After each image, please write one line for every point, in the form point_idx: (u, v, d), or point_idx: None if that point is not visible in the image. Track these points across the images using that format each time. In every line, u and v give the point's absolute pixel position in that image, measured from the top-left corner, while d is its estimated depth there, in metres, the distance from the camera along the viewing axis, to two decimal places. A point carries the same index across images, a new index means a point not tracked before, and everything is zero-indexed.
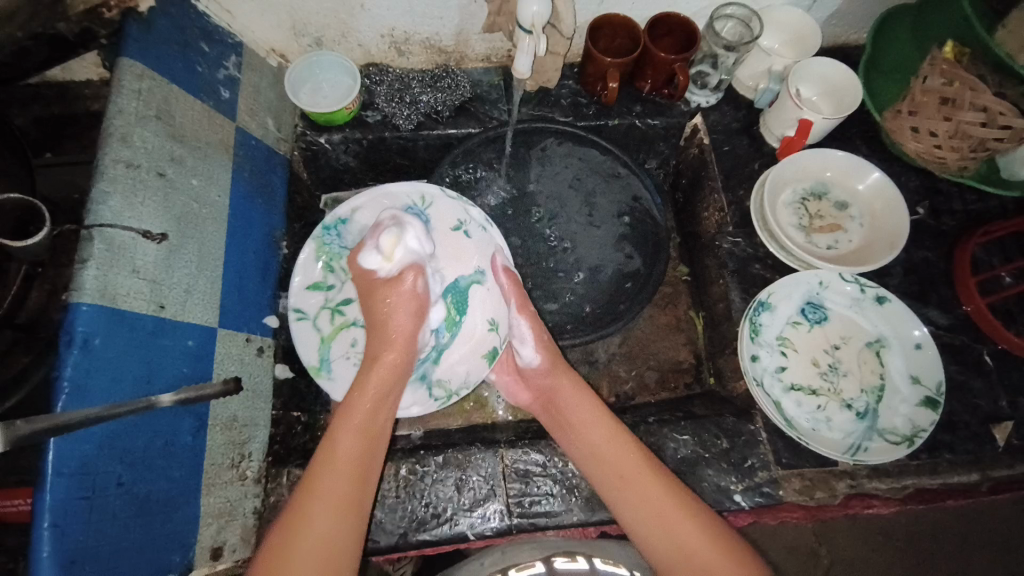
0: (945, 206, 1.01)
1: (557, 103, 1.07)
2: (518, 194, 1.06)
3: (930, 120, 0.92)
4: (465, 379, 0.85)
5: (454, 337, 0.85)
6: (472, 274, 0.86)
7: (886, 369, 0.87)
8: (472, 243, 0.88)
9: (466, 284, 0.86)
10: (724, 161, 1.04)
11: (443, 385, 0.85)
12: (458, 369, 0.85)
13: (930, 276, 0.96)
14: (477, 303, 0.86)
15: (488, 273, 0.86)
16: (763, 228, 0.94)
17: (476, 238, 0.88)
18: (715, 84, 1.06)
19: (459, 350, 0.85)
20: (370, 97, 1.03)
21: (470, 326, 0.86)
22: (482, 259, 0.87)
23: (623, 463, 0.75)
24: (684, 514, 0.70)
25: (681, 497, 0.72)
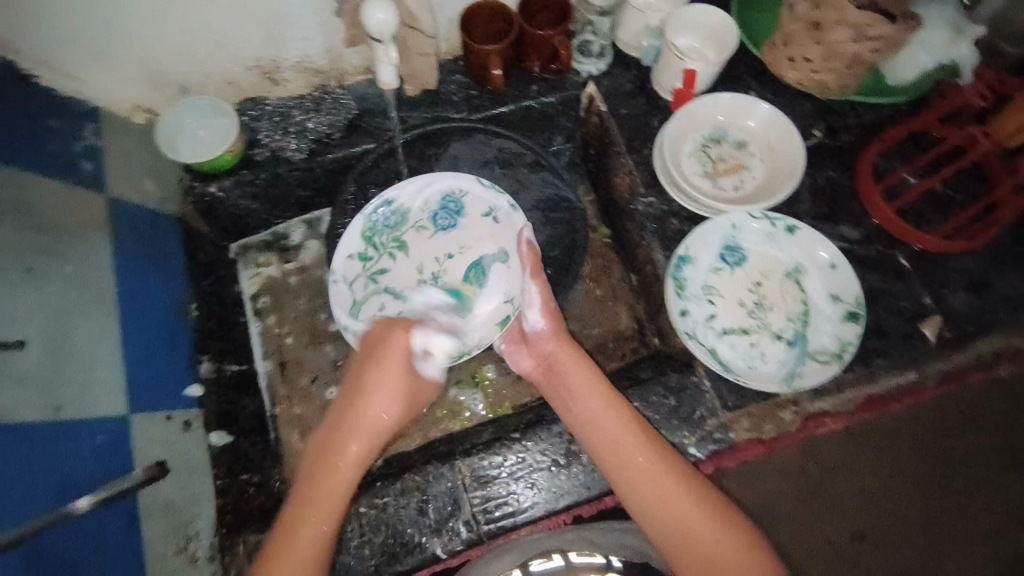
0: (841, 123, 1.02)
1: (447, 101, 1.05)
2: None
3: (803, 47, 0.93)
4: (478, 341, 0.88)
5: (474, 301, 0.91)
6: (496, 254, 0.94)
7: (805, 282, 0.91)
8: (500, 228, 0.95)
9: (488, 263, 0.93)
10: (625, 124, 1.04)
11: (456, 343, 0.87)
12: (473, 333, 0.89)
13: (838, 195, 0.98)
14: (496, 281, 0.92)
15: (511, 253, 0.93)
16: (667, 181, 0.96)
17: (504, 224, 0.95)
18: (598, 50, 1.06)
19: (479, 316, 0.90)
20: (252, 134, 0.99)
21: (493, 294, 0.92)
22: (508, 242, 0.94)
23: (620, 434, 0.75)
24: (671, 483, 0.71)
25: (666, 461, 0.73)
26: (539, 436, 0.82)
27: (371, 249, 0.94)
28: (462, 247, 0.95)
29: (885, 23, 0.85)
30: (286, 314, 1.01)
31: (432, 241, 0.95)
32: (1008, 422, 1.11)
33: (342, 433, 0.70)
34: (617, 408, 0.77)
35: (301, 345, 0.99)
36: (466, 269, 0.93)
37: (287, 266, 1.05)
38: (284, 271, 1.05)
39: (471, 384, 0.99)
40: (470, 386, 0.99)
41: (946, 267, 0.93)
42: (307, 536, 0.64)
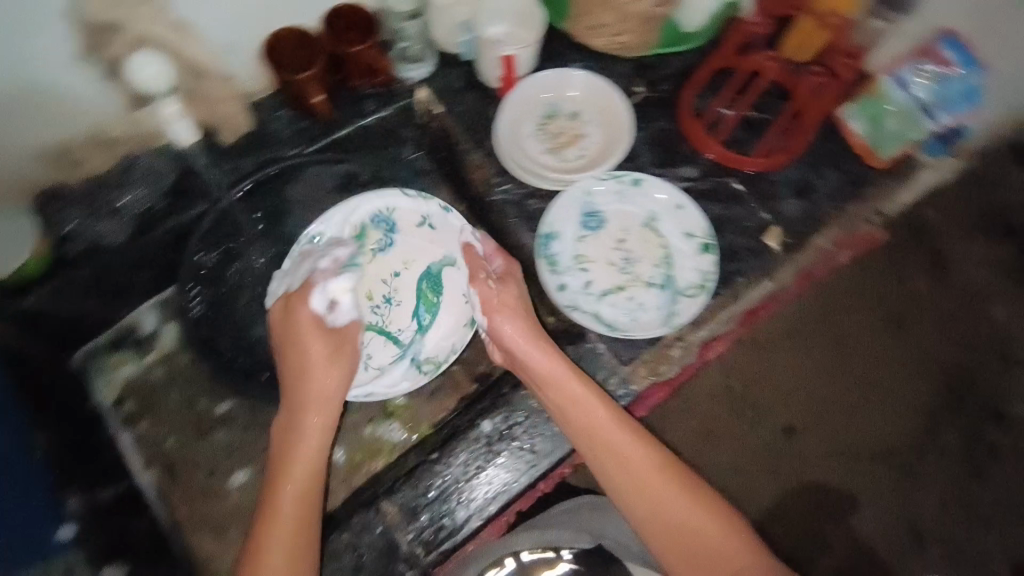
0: (658, 75, 1.07)
1: (277, 138, 0.98)
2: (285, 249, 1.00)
3: (597, 14, 0.99)
4: (452, 348, 0.92)
5: (436, 311, 0.92)
6: (443, 258, 0.93)
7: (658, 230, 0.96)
8: (439, 233, 0.94)
9: (438, 269, 0.93)
10: (464, 120, 1.05)
11: (431, 359, 0.91)
12: (444, 343, 0.92)
13: (670, 140, 1.04)
14: (451, 285, 0.93)
15: (457, 256, 0.93)
16: (514, 166, 0.99)
17: (441, 229, 0.94)
18: (418, 54, 1.03)
19: (443, 326, 0.92)
20: (59, 229, 0.87)
21: (451, 300, 0.93)
22: (452, 245, 0.93)
23: (593, 415, 0.77)
24: (641, 457, 0.73)
25: (637, 437, 0.75)
26: (454, 452, 0.88)
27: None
28: (407, 261, 0.92)
29: None
30: (160, 418, 0.96)
31: (381, 260, 0.92)
32: (883, 292, 1.21)
33: (299, 414, 0.78)
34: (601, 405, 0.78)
35: (185, 445, 0.95)
36: (418, 282, 0.92)
37: (147, 359, 0.99)
38: (145, 366, 0.98)
39: (384, 417, 0.95)
40: (384, 419, 0.95)
41: (776, 181, 1.01)
42: (287, 505, 0.71)
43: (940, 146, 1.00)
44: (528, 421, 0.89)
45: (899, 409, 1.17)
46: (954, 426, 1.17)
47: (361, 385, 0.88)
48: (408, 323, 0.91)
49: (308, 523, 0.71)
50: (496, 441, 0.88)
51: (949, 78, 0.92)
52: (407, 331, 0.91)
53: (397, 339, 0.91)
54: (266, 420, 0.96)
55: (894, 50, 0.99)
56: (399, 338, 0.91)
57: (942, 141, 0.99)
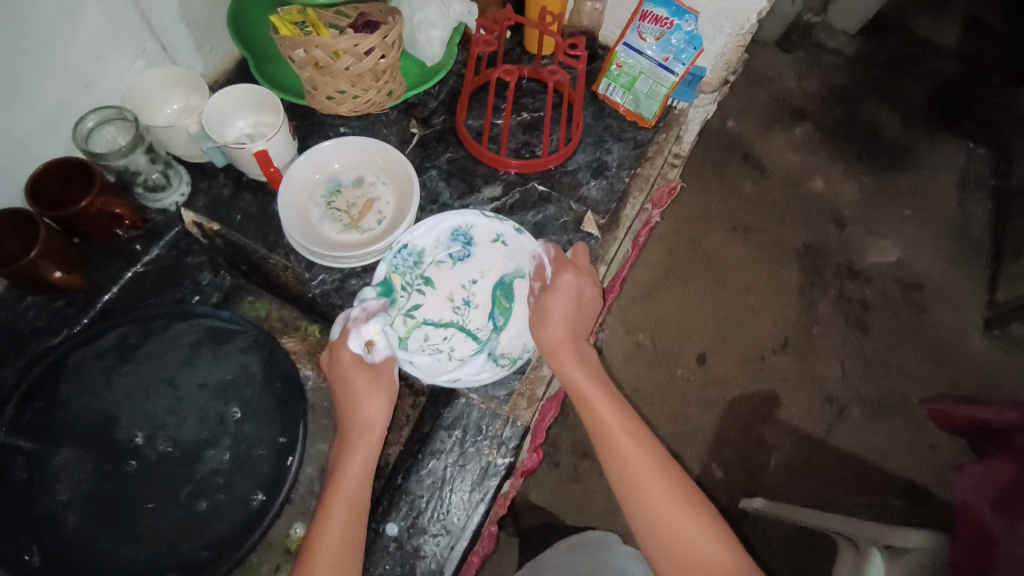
0: (427, 110, 1.09)
1: (34, 332, 0.91)
2: (102, 435, 0.85)
3: (329, 83, 0.92)
4: (524, 346, 0.90)
5: (508, 319, 0.91)
6: (515, 270, 0.93)
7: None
8: (511, 250, 0.94)
9: (510, 279, 0.93)
10: (248, 227, 0.97)
11: (505, 355, 0.90)
12: (516, 341, 0.91)
13: (462, 168, 1.04)
14: (522, 296, 0.92)
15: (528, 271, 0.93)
16: (317, 256, 0.92)
17: (515, 245, 0.94)
18: (161, 182, 0.95)
19: (515, 329, 0.91)
20: None
21: (517, 314, 0.92)
22: (522, 259, 0.93)
23: (609, 426, 0.80)
24: (653, 472, 0.76)
25: (649, 454, 0.77)
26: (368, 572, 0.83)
27: (399, 291, 0.92)
28: (482, 270, 0.94)
29: (367, 37, 0.86)
30: None
31: (454, 271, 0.94)
32: (720, 211, 1.47)
33: (351, 440, 0.82)
34: (615, 410, 0.81)
35: None
36: (494, 289, 0.93)
37: None
38: None
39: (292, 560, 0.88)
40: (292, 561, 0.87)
41: (574, 169, 1.05)
42: (334, 526, 0.74)
43: (687, 93, 1.09)
44: (431, 504, 0.86)
45: (780, 296, 1.40)
46: (825, 296, 1.41)
47: (447, 374, 0.88)
48: (485, 323, 0.92)
49: (352, 542, 0.74)
50: (408, 539, 0.84)
51: (670, 33, 1.00)
52: (484, 329, 0.92)
53: (476, 335, 0.91)
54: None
55: (622, 17, 1.11)
56: (477, 335, 0.91)
57: (688, 86, 1.09)
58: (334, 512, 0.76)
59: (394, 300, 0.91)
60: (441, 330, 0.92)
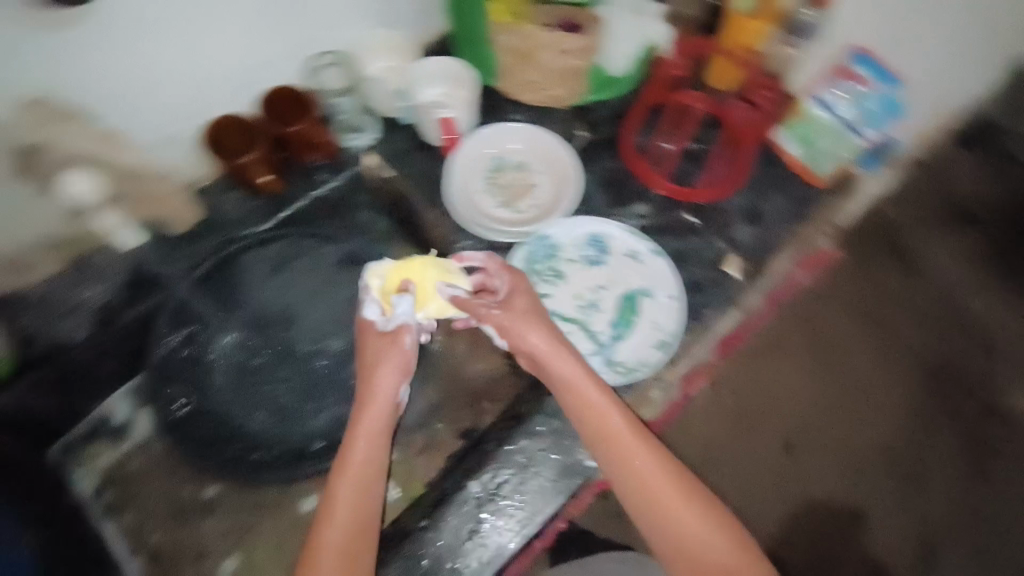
0: (596, 118, 1.10)
1: (229, 220, 1.01)
2: (263, 316, 1.00)
3: (524, 71, 1.01)
4: (642, 359, 0.90)
5: (630, 331, 0.93)
6: (644, 286, 0.96)
7: (662, 305, 0.94)
8: (645, 268, 0.97)
9: (638, 294, 0.96)
10: (414, 183, 1.07)
11: (621, 363, 0.90)
12: (634, 353, 0.91)
13: (619, 179, 1.06)
14: (647, 311, 0.94)
15: (658, 291, 0.95)
16: (472, 227, 1.00)
17: (650, 264, 0.97)
18: (360, 124, 1.07)
19: (635, 341, 0.92)
20: (19, 333, 0.87)
21: (639, 330, 0.93)
22: (655, 280, 0.96)
23: (620, 433, 0.74)
24: (669, 489, 0.70)
25: (664, 465, 0.72)
26: (440, 517, 0.85)
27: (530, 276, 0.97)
28: (613, 280, 0.97)
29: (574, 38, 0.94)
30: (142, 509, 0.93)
31: (585, 273, 0.98)
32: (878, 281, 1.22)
33: (356, 416, 0.79)
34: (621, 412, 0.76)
35: (171, 533, 0.92)
36: (620, 300, 0.96)
37: (123, 448, 0.96)
38: (122, 454, 0.96)
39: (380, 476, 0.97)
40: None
41: (726, 209, 1.04)
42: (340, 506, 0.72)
43: (873, 160, 1.07)
44: (514, 478, 0.88)
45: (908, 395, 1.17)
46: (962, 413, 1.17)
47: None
48: (607, 328, 0.93)
49: (363, 528, 0.71)
50: (486, 504, 0.86)
51: (867, 95, 1.01)
52: (604, 333, 0.93)
53: (594, 337, 0.93)
54: (257, 500, 0.93)
55: (813, 73, 1.06)
56: (596, 337, 0.93)
57: (874, 154, 1.06)
58: (338, 507, 0.72)
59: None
60: (563, 323, 0.94)
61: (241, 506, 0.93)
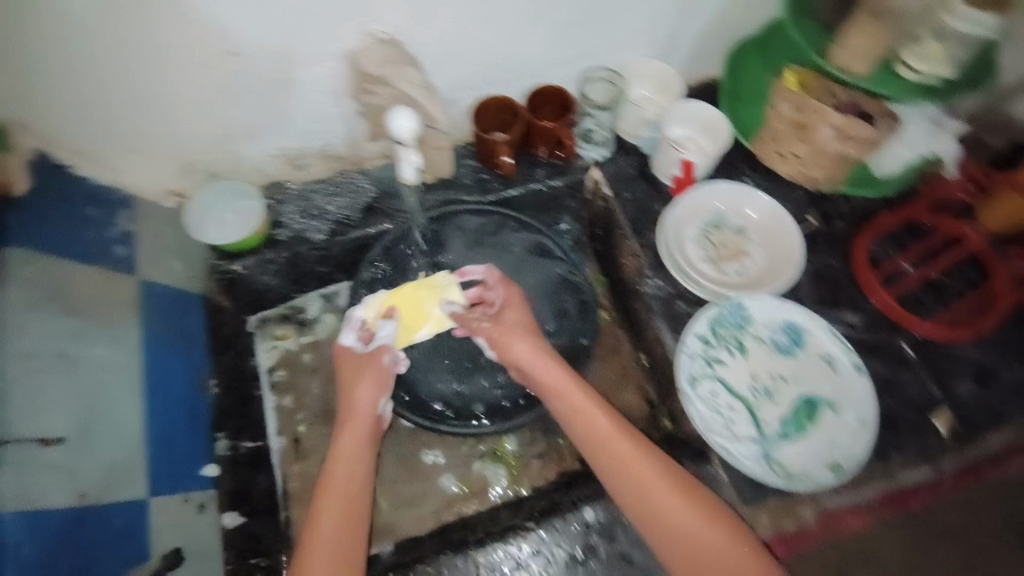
0: (834, 211, 1.05)
1: (461, 185, 1.11)
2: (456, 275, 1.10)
3: (790, 144, 0.97)
4: (806, 470, 0.87)
5: (799, 436, 0.90)
6: (830, 397, 0.91)
7: (844, 425, 0.89)
8: (837, 380, 0.92)
9: (821, 402, 0.91)
10: (629, 208, 1.08)
11: (781, 463, 0.88)
12: (798, 459, 0.88)
13: (838, 280, 1.01)
14: (825, 424, 0.90)
15: (844, 408, 0.90)
16: (675, 272, 1.00)
17: (844, 377, 0.92)
18: (602, 139, 1.08)
19: (802, 448, 0.89)
20: (276, 214, 1.03)
21: (809, 438, 0.89)
22: (844, 397, 0.91)
23: (635, 464, 0.81)
24: (683, 511, 0.77)
25: (674, 486, 0.79)
26: (552, 525, 0.88)
27: (712, 338, 0.95)
28: (797, 376, 0.93)
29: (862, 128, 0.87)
30: (301, 401, 1.05)
31: (772, 358, 0.94)
32: None
33: (339, 425, 0.87)
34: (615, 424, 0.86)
35: (315, 432, 1.03)
36: (798, 399, 0.92)
37: (303, 339, 1.11)
38: (300, 345, 1.10)
39: (494, 458, 1.05)
40: (493, 462, 1.04)
41: (952, 355, 0.97)
42: (322, 506, 0.79)
43: None
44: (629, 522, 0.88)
45: None
46: None
47: (722, 441, 0.88)
48: (776, 423, 0.91)
49: (351, 526, 0.79)
50: (596, 533, 0.88)
51: None
52: (771, 427, 0.90)
53: (761, 426, 0.90)
54: (394, 432, 1.04)
55: None
56: (762, 427, 0.90)
57: None
58: (324, 507, 0.79)
59: (704, 342, 0.95)
60: (731, 398, 0.92)
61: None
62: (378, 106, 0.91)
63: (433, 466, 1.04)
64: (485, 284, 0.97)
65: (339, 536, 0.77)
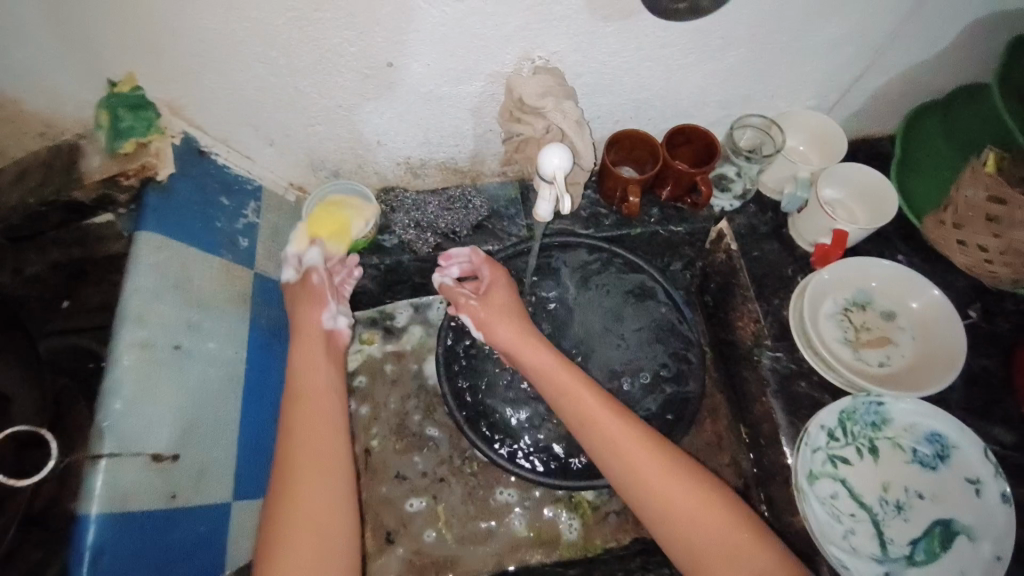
0: (998, 308, 0.94)
1: (576, 216, 1.05)
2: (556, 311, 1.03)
3: (977, 236, 0.83)
4: None
5: (930, 565, 0.78)
6: (974, 525, 0.78)
7: (991, 564, 0.76)
8: (986, 508, 0.79)
9: (962, 530, 0.79)
10: (755, 269, 0.99)
11: None
12: None
13: (991, 388, 0.89)
14: (965, 557, 0.77)
15: (992, 543, 0.77)
16: (807, 349, 0.90)
17: (995, 507, 0.78)
18: (738, 191, 1.01)
19: None
20: (387, 220, 1.01)
21: (944, 572, 0.77)
22: (992, 530, 0.77)
23: (620, 438, 0.76)
24: (682, 492, 0.72)
25: (670, 468, 0.74)
26: None
27: (840, 432, 0.84)
28: (935, 494, 0.82)
29: None
30: (378, 413, 1.03)
31: (906, 467, 0.83)
32: None
33: (297, 349, 0.80)
34: (589, 389, 0.81)
35: (388, 448, 1.00)
36: (935, 523, 0.80)
37: (388, 347, 1.08)
38: (384, 352, 1.08)
39: (569, 508, 0.98)
40: (567, 510, 0.98)
41: None
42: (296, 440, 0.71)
43: None
44: None
45: None
46: None
47: (837, 552, 0.78)
48: (903, 543, 0.79)
49: (327, 464, 0.70)
50: None
51: None
52: (896, 546, 0.79)
53: (884, 543, 0.80)
54: (466, 461, 1.00)
55: None
56: (887, 546, 0.79)
57: None
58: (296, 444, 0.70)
59: (829, 435, 0.84)
60: (852, 504, 0.82)
61: (448, 459, 1.00)
62: (526, 135, 0.86)
63: (504, 504, 0.98)
64: (470, 264, 0.95)
65: (316, 469, 0.69)
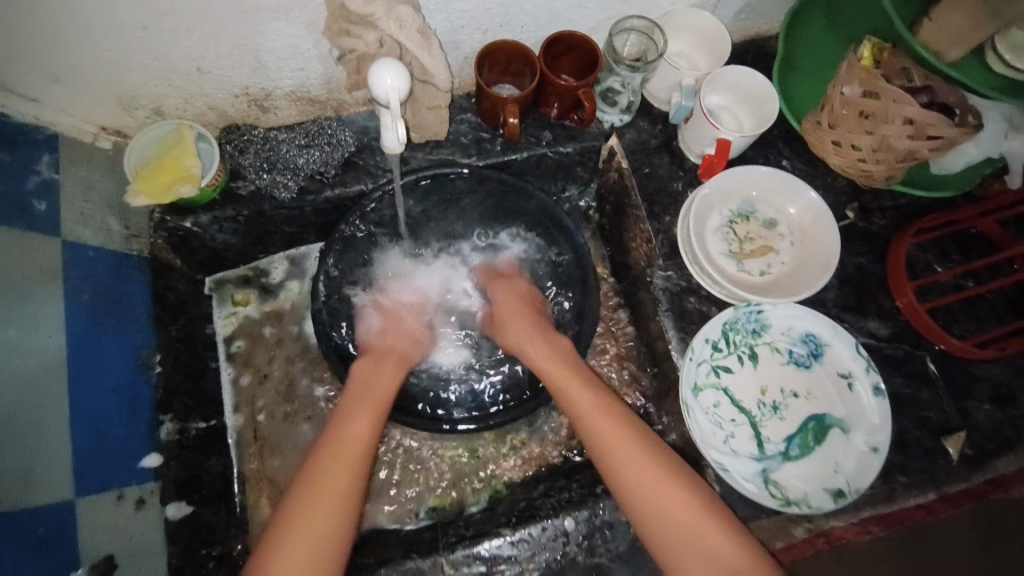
0: (874, 204, 0.96)
1: (456, 142, 0.95)
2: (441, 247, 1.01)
3: (851, 134, 0.82)
4: (806, 495, 0.80)
5: (802, 457, 0.83)
6: (844, 417, 0.84)
7: (855, 449, 0.82)
8: (853, 399, 0.84)
9: (832, 422, 0.84)
10: (646, 186, 0.95)
11: (780, 487, 0.81)
12: (799, 481, 0.81)
13: (866, 286, 0.92)
14: (834, 447, 0.83)
15: (857, 430, 0.83)
16: (694, 263, 0.89)
17: (863, 399, 0.84)
18: (625, 104, 0.96)
19: (804, 470, 0.82)
20: (238, 164, 0.88)
21: (813, 462, 0.82)
22: (856, 417, 0.83)
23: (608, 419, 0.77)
24: (651, 471, 0.73)
25: (645, 447, 0.75)
26: (527, 532, 0.82)
27: (723, 343, 0.86)
28: (808, 391, 0.86)
29: (950, 125, 0.74)
30: (265, 378, 0.97)
31: (783, 369, 0.86)
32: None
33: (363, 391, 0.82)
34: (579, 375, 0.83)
35: (278, 413, 0.95)
36: (808, 418, 0.85)
37: (265, 308, 1.00)
38: (261, 313, 0.99)
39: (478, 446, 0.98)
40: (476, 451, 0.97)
41: (975, 375, 0.90)
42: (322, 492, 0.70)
43: None
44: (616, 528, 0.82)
45: None
46: None
47: (716, 455, 0.81)
48: (779, 441, 0.84)
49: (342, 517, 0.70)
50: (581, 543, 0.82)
51: None
52: (773, 444, 0.84)
53: (762, 443, 0.84)
54: None
55: None
56: (764, 445, 0.83)
57: None
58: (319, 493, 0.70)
59: (714, 347, 0.85)
60: (734, 411, 0.85)
61: None
62: (359, 50, 0.74)
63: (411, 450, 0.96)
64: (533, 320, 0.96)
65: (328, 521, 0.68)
